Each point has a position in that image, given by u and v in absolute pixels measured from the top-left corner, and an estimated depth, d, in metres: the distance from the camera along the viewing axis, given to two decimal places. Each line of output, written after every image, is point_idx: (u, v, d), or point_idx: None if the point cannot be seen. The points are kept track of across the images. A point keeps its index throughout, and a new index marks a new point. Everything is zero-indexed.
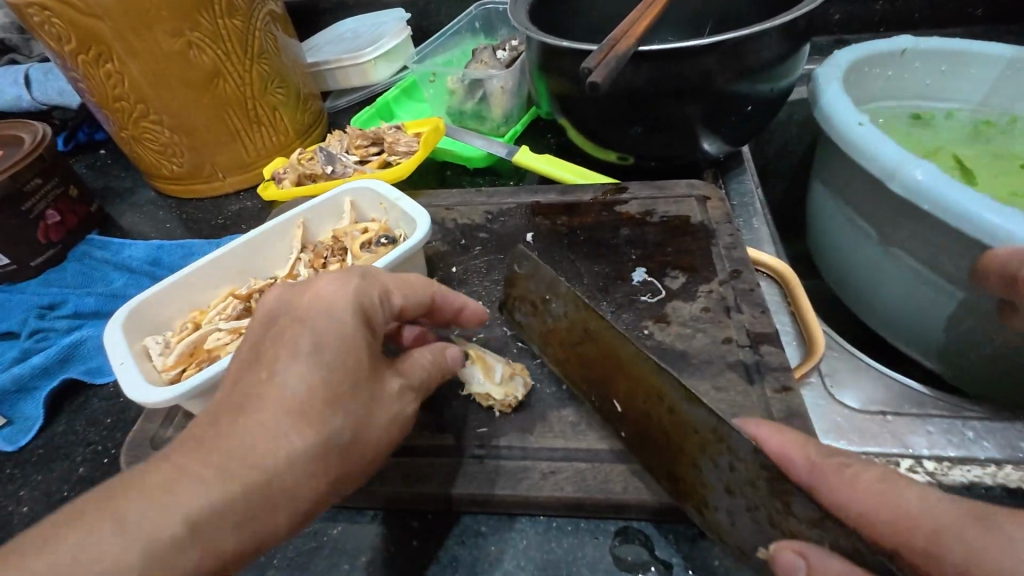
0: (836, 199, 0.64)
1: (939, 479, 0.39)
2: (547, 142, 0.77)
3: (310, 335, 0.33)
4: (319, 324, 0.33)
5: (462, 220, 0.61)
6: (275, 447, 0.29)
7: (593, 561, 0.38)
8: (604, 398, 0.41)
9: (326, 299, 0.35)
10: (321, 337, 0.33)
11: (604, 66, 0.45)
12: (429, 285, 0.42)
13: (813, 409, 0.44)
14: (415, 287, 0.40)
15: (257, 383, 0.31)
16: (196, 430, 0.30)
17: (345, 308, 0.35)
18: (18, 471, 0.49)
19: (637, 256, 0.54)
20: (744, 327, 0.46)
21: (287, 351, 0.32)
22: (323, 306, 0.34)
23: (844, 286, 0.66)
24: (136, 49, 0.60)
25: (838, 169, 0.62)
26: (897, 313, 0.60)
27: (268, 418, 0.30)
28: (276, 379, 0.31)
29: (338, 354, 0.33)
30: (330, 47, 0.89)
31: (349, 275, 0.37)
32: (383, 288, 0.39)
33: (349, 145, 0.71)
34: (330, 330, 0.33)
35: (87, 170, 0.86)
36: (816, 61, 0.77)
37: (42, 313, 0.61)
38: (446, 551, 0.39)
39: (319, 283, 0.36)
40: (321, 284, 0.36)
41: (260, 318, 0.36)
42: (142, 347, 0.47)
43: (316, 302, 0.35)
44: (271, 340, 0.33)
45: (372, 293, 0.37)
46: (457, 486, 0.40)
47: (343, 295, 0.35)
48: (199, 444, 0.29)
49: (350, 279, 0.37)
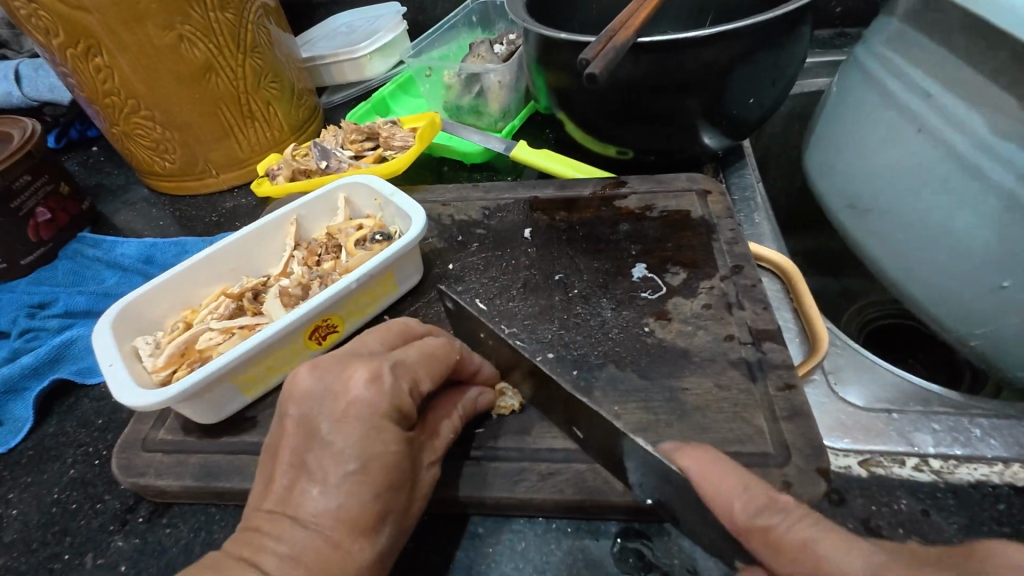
0: (919, 128, 0.52)
1: (945, 477, 0.38)
2: (546, 137, 0.76)
3: (355, 447, 0.33)
4: (359, 431, 0.33)
5: (458, 216, 0.60)
6: (340, 560, 0.31)
7: (592, 564, 0.37)
8: (574, 426, 0.40)
9: (362, 402, 0.34)
10: (365, 448, 0.33)
11: (603, 58, 0.44)
12: (449, 353, 0.40)
13: (816, 406, 0.44)
14: (440, 363, 0.39)
15: (309, 493, 0.32)
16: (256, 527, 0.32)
17: (382, 415, 0.34)
18: (7, 473, 0.48)
19: (636, 252, 0.53)
20: (746, 324, 0.46)
21: (333, 463, 0.32)
22: (360, 411, 0.34)
23: (904, 255, 0.54)
24: (126, 42, 0.59)
25: (945, 85, 0.50)
26: (978, 282, 0.47)
27: (327, 534, 0.31)
28: (329, 491, 0.32)
29: (384, 460, 0.33)
30: (325, 41, 0.87)
31: (379, 368, 0.36)
32: (410, 375, 0.37)
33: (343, 140, 0.70)
34: (372, 439, 0.33)
35: (79, 167, 0.85)
36: (818, 55, 0.76)
37: (32, 312, 0.60)
38: (443, 555, 0.39)
39: (350, 378, 0.35)
40: (351, 376, 0.35)
41: (292, 412, 0.35)
42: (132, 348, 0.46)
43: (350, 406, 0.34)
44: (312, 443, 0.33)
45: (403, 389, 0.36)
46: (455, 488, 0.39)
47: (372, 391, 0.35)
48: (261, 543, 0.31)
49: (381, 375, 0.36)
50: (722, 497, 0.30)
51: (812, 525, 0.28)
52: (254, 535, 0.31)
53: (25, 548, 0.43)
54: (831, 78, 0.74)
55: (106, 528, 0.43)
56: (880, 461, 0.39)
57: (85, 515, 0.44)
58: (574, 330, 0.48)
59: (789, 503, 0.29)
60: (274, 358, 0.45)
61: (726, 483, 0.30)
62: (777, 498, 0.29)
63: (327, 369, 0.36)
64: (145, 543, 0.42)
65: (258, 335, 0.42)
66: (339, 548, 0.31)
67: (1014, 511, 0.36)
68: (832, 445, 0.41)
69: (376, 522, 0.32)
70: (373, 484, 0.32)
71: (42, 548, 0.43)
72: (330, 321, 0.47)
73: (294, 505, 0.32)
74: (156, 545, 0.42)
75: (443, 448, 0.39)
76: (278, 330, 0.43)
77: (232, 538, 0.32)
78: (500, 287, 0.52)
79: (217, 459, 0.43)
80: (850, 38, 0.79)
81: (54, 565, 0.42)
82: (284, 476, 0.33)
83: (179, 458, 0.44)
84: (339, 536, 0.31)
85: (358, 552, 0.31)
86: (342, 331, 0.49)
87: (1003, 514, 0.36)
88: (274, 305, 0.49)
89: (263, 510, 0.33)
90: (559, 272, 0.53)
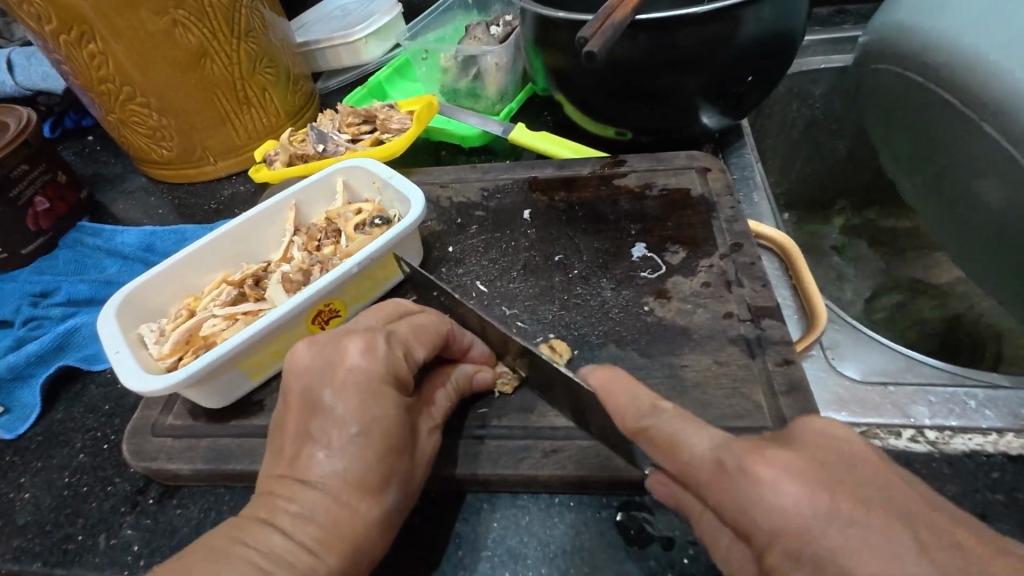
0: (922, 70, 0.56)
1: (940, 447, 0.39)
2: (543, 120, 0.75)
3: (356, 412, 0.34)
4: (358, 399, 0.34)
5: (457, 198, 0.60)
6: (349, 519, 0.32)
7: (596, 536, 0.38)
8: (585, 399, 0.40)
9: (359, 371, 0.35)
10: (365, 412, 0.34)
11: (600, 35, 0.44)
12: (438, 322, 0.41)
13: (815, 380, 0.44)
14: (431, 335, 0.40)
15: (315, 457, 0.33)
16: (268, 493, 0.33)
17: (380, 381, 0.35)
18: (17, 459, 0.49)
19: (636, 231, 0.53)
20: (745, 301, 0.46)
21: (336, 428, 0.33)
22: (358, 379, 0.35)
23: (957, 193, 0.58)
24: (119, 28, 0.59)
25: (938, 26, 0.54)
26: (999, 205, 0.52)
27: (336, 495, 0.32)
28: (334, 454, 0.33)
29: (383, 423, 0.34)
30: (320, 26, 0.87)
31: (374, 339, 0.37)
32: (403, 345, 0.38)
33: (340, 123, 0.70)
34: (370, 404, 0.34)
35: (76, 157, 0.84)
36: (818, 32, 0.75)
37: (35, 300, 0.60)
38: (449, 529, 0.39)
39: (346, 350, 0.36)
40: (347, 343, 0.37)
41: (295, 388, 0.36)
42: (137, 335, 0.46)
43: (347, 374, 0.35)
44: (315, 412, 0.34)
45: (398, 357, 0.37)
46: (460, 467, 0.40)
47: (367, 360, 0.36)
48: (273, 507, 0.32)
49: (376, 346, 0.37)
50: (618, 408, 0.31)
51: (682, 417, 0.29)
52: (271, 499, 0.32)
53: (39, 530, 0.44)
54: (830, 55, 0.73)
55: (118, 510, 0.44)
56: (876, 433, 0.40)
57: (97, 498, 0.45)
58: (574, 310, 0.48)
59: (667, 405, 0.31)
60: (278, 341, 0.45)
61: (618, 393, 0.32)
62: (659, 402, 0.31)
63: (326, 342, 0.37)
64: (157, 523, 0.43)
65: (262, 319, 0.43)
66: (348, 507, 0.32)
67: (1009, 479, 0.37)
68: (829, 419, 0.42)
69: (381, 483, 0.33)
70: (377, 449, 0.33)
71: (55, 530, 0.44)
72: (333, 305, 0.47)
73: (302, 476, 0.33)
74: (168, 526, 0.42)
75: (441, 415, 0.39)
76: (283, 315, 0.43)
77: (247, 505, 0.33)
78: (500, 269, 0.53)
79: (228, 442, 0.44)
80: (850, 15, 0.78)
81: (68, 545, 0.43)
82: (291, 444, 0.34)
83: (188, 442, 0.44)
84: (347, 496, 0.32)
85: (366, 511, 0.32)
86: (344, 315, 0.49)
87: (997, 482, 0.37)
88: (276, 290, 0.50)
89: (275, 475, 0.34)
90: (558, 253, 0.53)
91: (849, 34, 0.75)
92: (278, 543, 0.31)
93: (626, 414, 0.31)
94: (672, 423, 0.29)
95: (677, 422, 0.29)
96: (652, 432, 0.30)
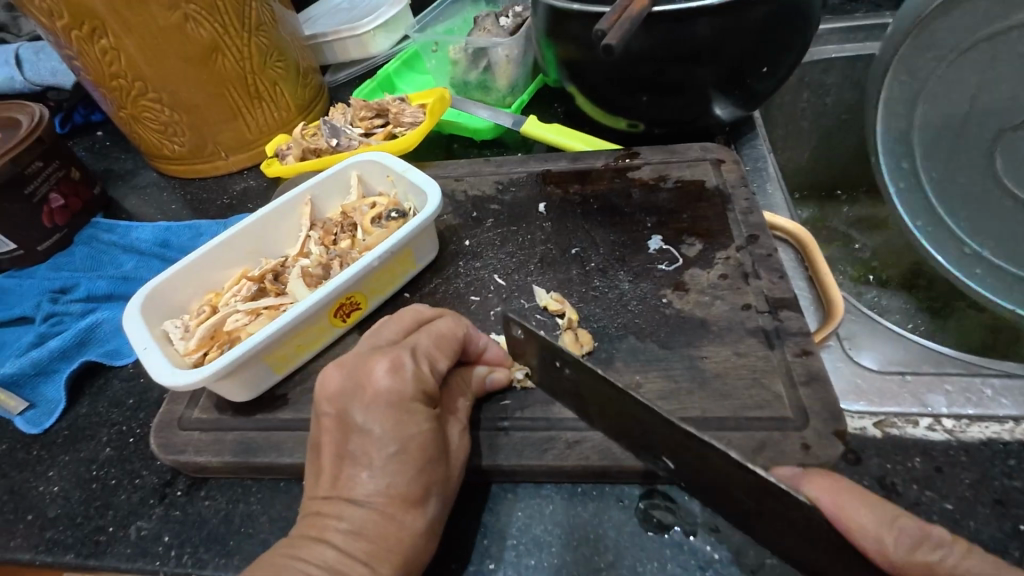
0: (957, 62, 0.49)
1: (957, 436, 0.39)
2: (553, 111, 0.75)
3: (392, 432, 0.34)
4: (391, 419, 0.35)
5: (472, 191, 0.60)
6: (396, 532, 0.33)
7: (618, 524, 0.39)
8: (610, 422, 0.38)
9: (388, 392, 0.36)
10: (400, 431, 0.34)
11: (619, 28, 0.44)
12: (456, 329, 0.41)
13: (832, 370, 0.45)
14: (451, 343, 0.41)
15: (358, 478, 0.34)
16: (316, 511, 0.34)
17: (409, 400, 0.36)
18: (44, 453, 0.50)
19: (652, 224, 0.53)
20: (763, 293, 0.46)
21: (375, 448, 0.34)
22: (389, 398, 0.35)
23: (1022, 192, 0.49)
24: (130, 22, 0.59)
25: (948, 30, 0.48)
26: None
27: (381, 510, 0.33)
28: (376, 473, 0.34)
29: (418, 440, 0.35)
30: (327, 19, 0.87)
31: (399, 358, 0.37)
32: (426, 358, 0.39)
33: (352, 117, 0.70)
34: (405, 422, 0.35)
35: (86, 153, 0.84)
36: (829, 21, 0.75)
37: (55, 297, 0.61)
38: (475, 518, 0.40)
39: (372, 371, 0.37)
40: (371, 368, 0.37)
41: (329, 410, 0.36)
42: (162, 332, 0.47)
43: (377, 395, 0.36)
44: (351, 434, 0.35)
45: (424, 372, 0.38)
46: (485, 457, 0.41)
47: (392, 382, 0.36)
48: (322, 520, 0.33)
49: (403, 364, 0.37)
50: (872, 535, 0.28)
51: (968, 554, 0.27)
52: (318, 518, 0.33)
53: (70, 522, 0.45)
54: (841, 45, 0.73)
55: (147, 502, 0.45)
56: (895, 422, 0.41)
57: (126, 490, 0.46)
58: (593, 303, 0.48)
59: (942, 534, 0.28)
60: (302, 336, 0.46)
61: (869, 515, 0.28)
62: (930, 531, 0.28)
63: (353, 364, 0.38)
64: (187, 514, 0.43)
65: (286, 315, 0.44)
66: (394, 521, 0.33)
67: None
68: (848, 408, 0.42)
69: (422, 494, 0.34)
70: (416, 463, 0.34)
71: (86, 522, 0.44)
72: (354, 298, 0.48)
73: (348, 496, 0.34)
74: (197, 517, 0.43)
75: (466, 417, 0.41)
76: (305, 310, 0.44)
77: (297, 524, 0.34)
78: (517, 262, 0.53)
79: (255, 435, 0.44)
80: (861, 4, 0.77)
81: (100, 537, 0.43)
82: (331, 466, 0.35)
83: (216, 435, 0.45)
84: (392, 510, 0.33)
85: (411, 523, 0.33)
86: (365, 308, 0.50)
87: (1014, 468, 0.37)
88: (297, 284, 0.50)
89: (320, 496, 0.35)
90: (575, 246, 0.53)
91: (860, 23, 0.74)
92: (330, 556, 0.32)
93: (890, 546, 0.28)
94: (979, 570, 0.27)
95: (979, 565, 0.27)
96: (933, 572, 0.27)
